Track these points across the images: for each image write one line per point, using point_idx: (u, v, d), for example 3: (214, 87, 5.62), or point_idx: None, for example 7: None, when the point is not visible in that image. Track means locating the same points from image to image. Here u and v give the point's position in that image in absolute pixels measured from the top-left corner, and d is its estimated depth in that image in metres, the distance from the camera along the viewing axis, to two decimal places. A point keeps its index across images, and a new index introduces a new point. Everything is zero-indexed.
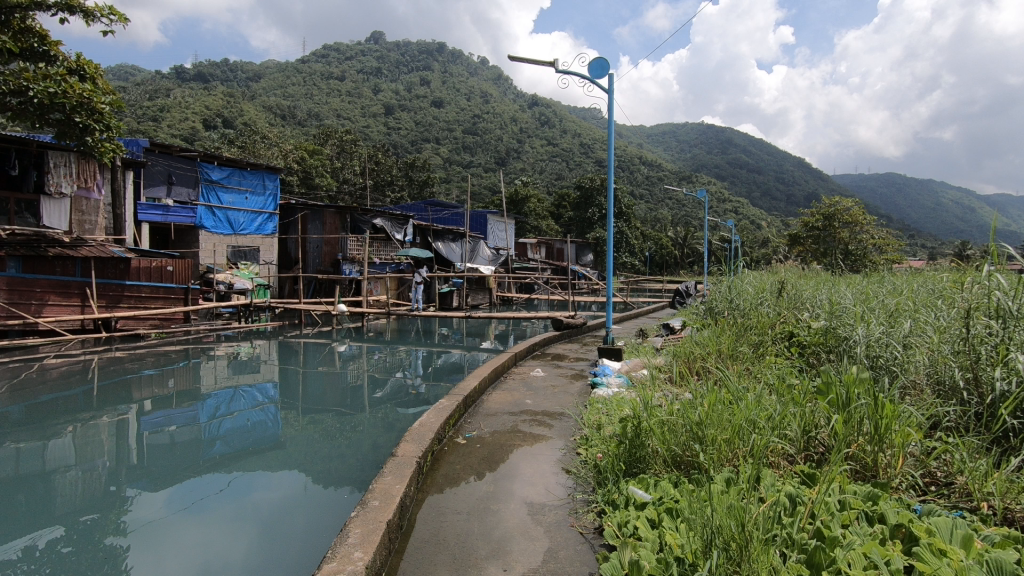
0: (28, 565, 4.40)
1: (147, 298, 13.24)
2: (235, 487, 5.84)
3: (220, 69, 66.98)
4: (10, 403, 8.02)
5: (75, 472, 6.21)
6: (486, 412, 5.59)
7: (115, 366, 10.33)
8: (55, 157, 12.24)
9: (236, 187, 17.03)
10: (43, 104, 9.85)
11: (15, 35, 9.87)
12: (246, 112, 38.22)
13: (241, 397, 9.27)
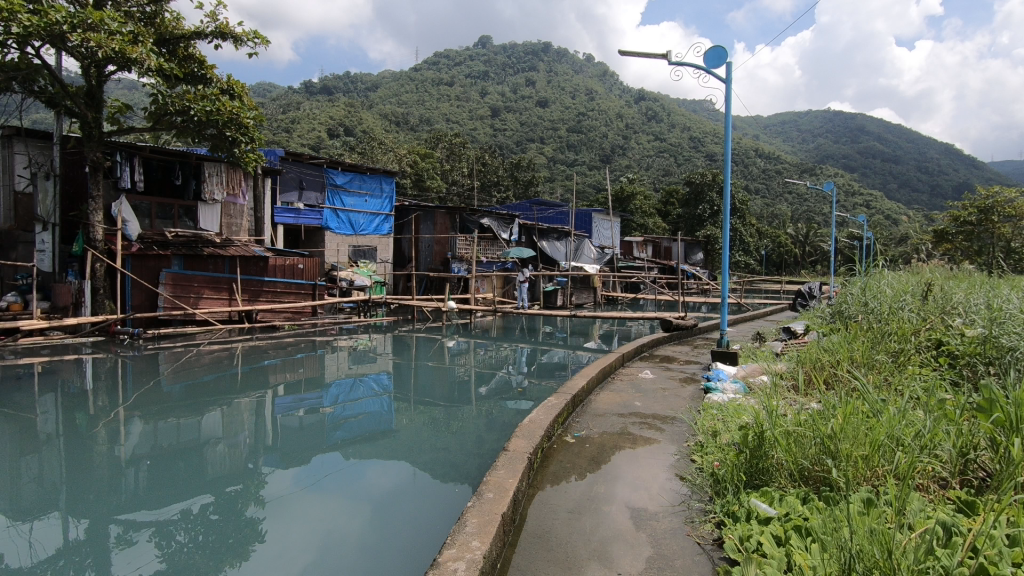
0: (188, 527, 5.03)
1: (281, 293, 14.63)
2: (355, 469, 6.29)
3: (342, 82, 72.42)
4: (173, 384, 9.23)
5: (223, 446, 7.02)
6: (594, 412, 5.54)
7: (256, 354, 11.53)
8: (210, 168, 13.90)
9: (357, 191, 18.30)
10: (201, 121, 11.23)
11: (180, 63, 11.37)
12: (365, 120, 40.92)
13: (359, 385, 9.97)
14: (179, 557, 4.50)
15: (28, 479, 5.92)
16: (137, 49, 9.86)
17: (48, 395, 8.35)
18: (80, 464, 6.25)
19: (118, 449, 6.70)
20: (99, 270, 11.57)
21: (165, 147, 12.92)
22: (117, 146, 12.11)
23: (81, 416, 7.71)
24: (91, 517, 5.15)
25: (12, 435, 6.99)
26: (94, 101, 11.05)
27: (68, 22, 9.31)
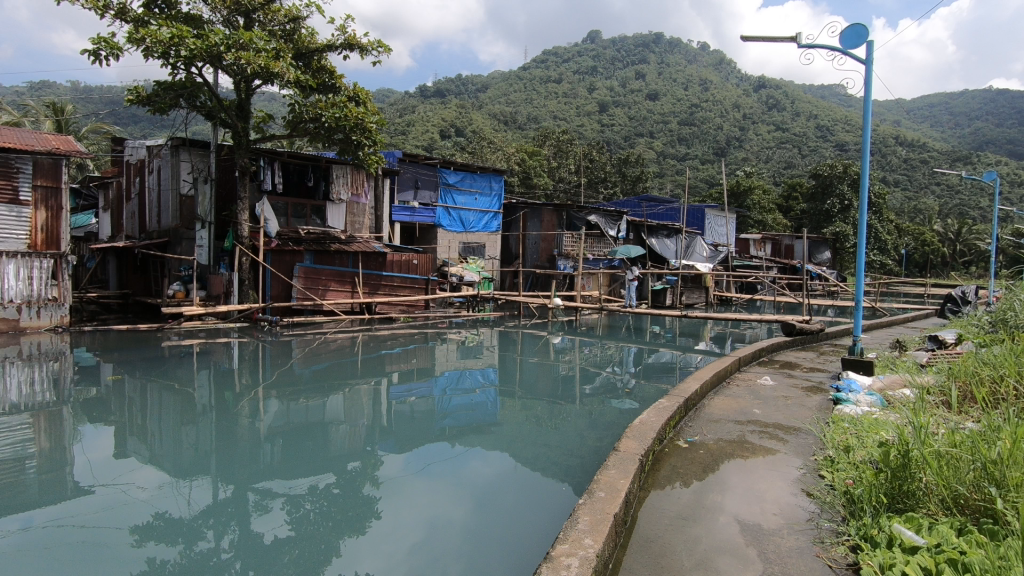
0: (314, 500, 5.52)
1: (397, 286, 15.52)
2: (461, 457, 6.53)
3: (454, 85, 75.23)
4: (304, 368, 10.15)
5: (344, 427, 7.58)
6: (708, 417, 5.30)
7: (374, 343, 12.34)
8: (337, 170, 15.08)
9: (467, 189, 18.91)
10: (331, 127, 12.20)
11: (314, 74, 12.39)
12: (474, 121, 42.06)
13: (466, 377, 10.33)
14: (307, 526, 4.95)
15: (187, 445, 6.80)
16: (278, 64, 10.91)
17: (204, 373, 9.51)
18: (227, 435, 7.06)
19: (258, 424, 7.49)
20: (244, 263, 12.98)
21: (300, 151, 14.20)
22: (261, 152, 13.50)
23: (229, 392, 8.71)
24: (236, 482, 5.81)
25: (175, 406, 8.06)
26: (243, 112, 12.37)
27: (225, 43, 10.50)
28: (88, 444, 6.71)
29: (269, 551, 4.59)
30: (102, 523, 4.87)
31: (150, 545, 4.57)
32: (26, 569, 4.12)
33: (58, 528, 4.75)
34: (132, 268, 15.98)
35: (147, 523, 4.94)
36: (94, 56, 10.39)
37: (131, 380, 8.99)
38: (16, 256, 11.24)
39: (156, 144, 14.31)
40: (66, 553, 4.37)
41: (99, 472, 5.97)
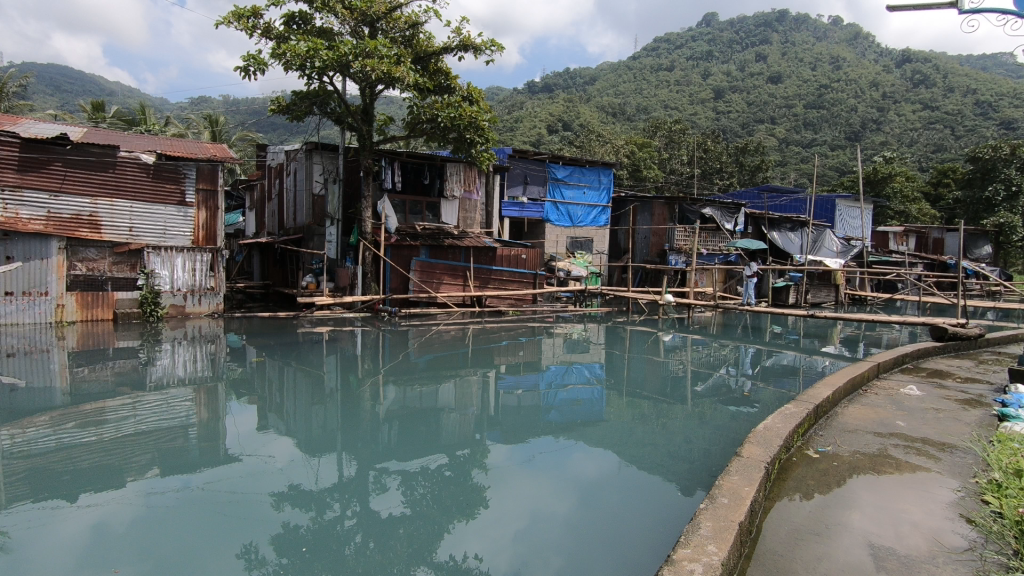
0: (427, 482, 5.82)
1: (506, 281, 15.86)
2: (566, 450, 6.55)
3: (562, 79, 75.18)
4: (420, 356, 10.71)
5: (455, 414, 7.90)
6: (842, 427, 4.87)
7: (484, 335, 12.72)
8: (451, 168, 15.68)
9: (576, 183, 18.82)
10: (446, 127, 12.71)
11: (431, 76, 12.95)
12: (582, 113, 41.73)
13: (573, 372, 10.32)
14: (420, 507, 5.24)
15: (317, 423, 7.45)
16: (399, 69, 11.55)
17: (331, 358, 10.36)
18: (351, 416, 7.65)
19: (378, 407, 8.03)
20: (367, 257, 13.92)
21: (418, 151, 14.95)
22: (383, 152, 14.38)
23: (353, 376, 9.41)
24: (358, 459, 6.27)
25: (307, 387, 8.86)
26: (368, 116, 13.23)
27: (353, 53, 11.30)
28: (237, 416, 7.58)
29: (387, 527, 4.92)
30: (247, 488, 5.50)
31: (286, 511, 5.08)
32: (188, 523, 4.76)
33: (212, 489, 5.43)
34: (272, 261, 17.76)
35: (284, 491, 5.49)
36: (244, 72, 11.62)
37: (270, 361, 10.01)
38: (182, 251, 12.97)
39: (293, 149, 15.74)
40: (219, 513, 4.97)
41: (244, 442, 6.72)
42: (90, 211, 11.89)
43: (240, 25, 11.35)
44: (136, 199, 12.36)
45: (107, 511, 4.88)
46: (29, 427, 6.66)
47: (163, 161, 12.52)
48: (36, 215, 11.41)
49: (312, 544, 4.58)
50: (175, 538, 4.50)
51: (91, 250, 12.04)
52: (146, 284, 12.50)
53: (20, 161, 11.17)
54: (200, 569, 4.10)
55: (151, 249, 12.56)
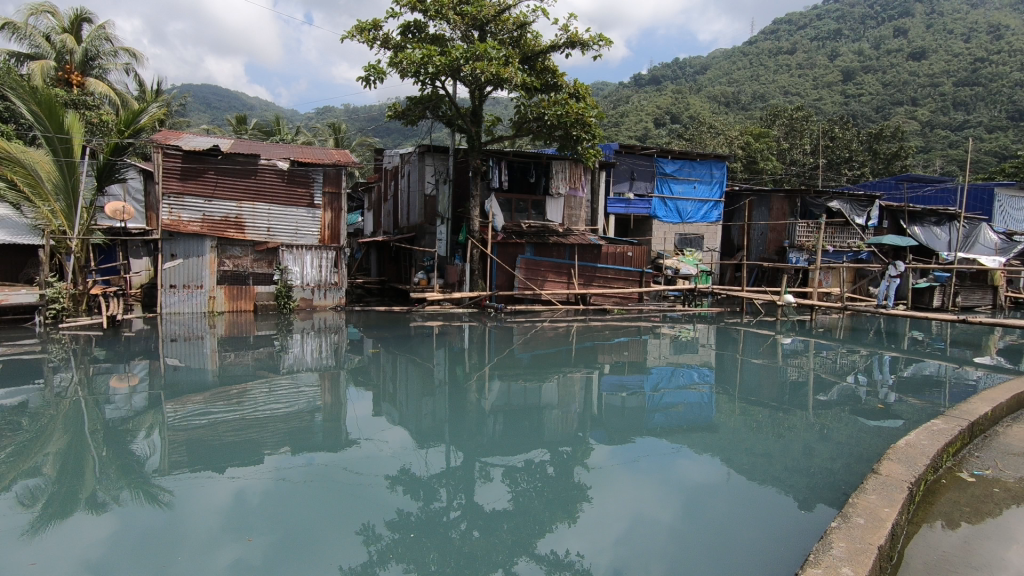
0: (529, 477, 5.89)
1: (612, 279, 15.65)
2: (672, 454, 6.34)
3: (671, 69, 72.62)
4: (525, 352, 10.88)
5: (558, 412, 7.92)
6: (1004, 448, 4.27)
7: (588, 333, 12.64)
8: (557, 166, 15.74)
9: (686, 178, 18.08)
10: (553, 125, 12.77)
11: (538, 75, 13.06)
12: (692, 104, 40.02)
13: (680, 374, 9.95)
14: (523, 500, 5.32)
15: (426, 414, 7.81)
16: (508, 70, 11.77)
17: (441, 351, 10.81)
18: (458, 408, 7.93)
19: (483, 401, 8.25)
20: (475, 255, 14.35)
21: (524, 150, 15.18)
22: (490, 153, 14.74)
23: (461, 370, 9.75)
24: (464, 450, 6.49)
25: (418, 378, 9.32)
26: (477, 118, 13.61)
27: (463, 56, 11.67)
28: (355, 403, 8.15)
29: (491, 517, 5.05)
30: (363, 470, 5.90)
31: (397, 494, 5.39)
32: (312, 499, 5.19)
33: (333, 469, 5.88)
34: (388, 259, 18.89)
35: (396, 475, 5.82)
36: (366, 81, 12.44)
37: (385, 353, 10.65)
38: (311, 249, 14.17)
39: (407, 152, 16.61)
40: (339, 491, 5.37)
41: (361, 428, 7.21)
42: (236, 214, 13.36)
43: (362, 38, 12.15)
44: (273, 202, 13.69)
45: (247, 482, 5.46)
46: (187, 404, 7.63)
47: (295, 167, 13.75)
48: (194, 218, 13.02)
49: (421, 528, 4.81)
50: (302, 511, 4.93)
51: (236, 248, 13.50)
52: (280, 279, 13.81)
53: (181, 171, 12.82)
54: (322, 542, 4.45)
55: (285, 248, 13.85)
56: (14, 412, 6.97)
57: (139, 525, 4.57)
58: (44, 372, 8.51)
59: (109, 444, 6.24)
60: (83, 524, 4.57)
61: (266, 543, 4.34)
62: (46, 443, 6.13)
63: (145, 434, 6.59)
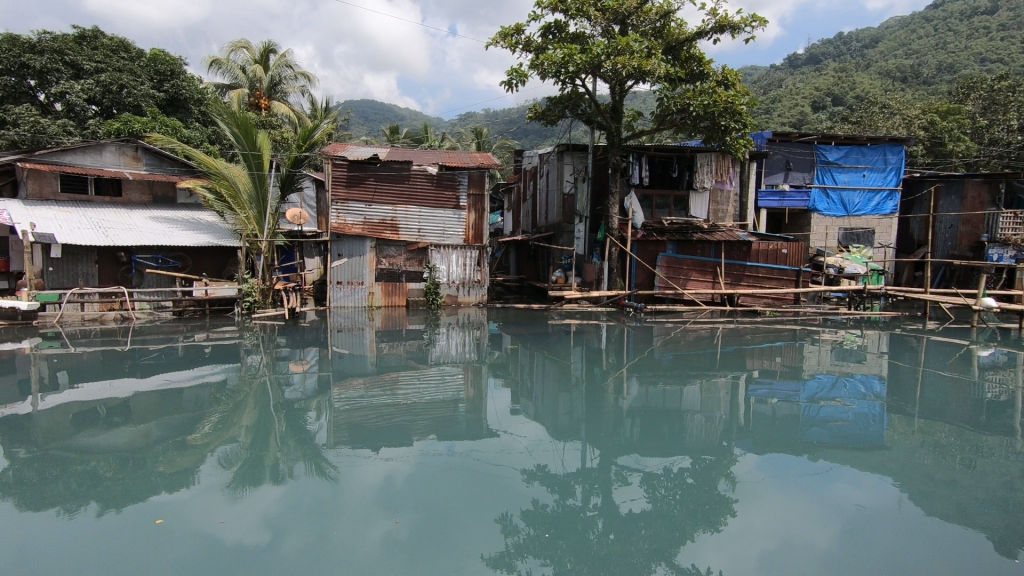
0: (669, 483, 5.65)
1: (763, 277, 14.53)
2: (832, 472, 5.72)
3: (833, 46, 65.41)
4: (665, 354, 10.48)
5: (701, 418, 7.49)
6: None
7: (736, 336, 11.83)
8: (702, 158, 15.00)
9: (853, 165, 16.18)
10: (699, 115, 12.17)
11: (683, 64, 12.56)
12: (860, 82, 35.63)
13: (844, 384, 8.92)
14: (662, 506, 5.14)
15: (563, 411, 7.85)
16: (650, 62, 11.42)
17: (578, 350, 10.81)
18: (595, 407, 7.87)
19: (621, 401, 8.10)
20: (614, 253, 14.16)
21: (666, 144, 14.65)
22: (631, 148, 14.41)
23: (599, 369, 9.66)
24: (601, 450, 6.42)
25: (555, 375, 9.40)
26: (617, 113, 13.38)
27: (605, 52, 11.58)
28: (495, 396, 8.45)
29: (628, 522, 4.93)
30: (501, 462, 6.09)
31: (534, 488, 5.49)
32: (454, 486, 5.46)
33: (473, 458, 6.15)
34: (526, 257, 19.33)
35: (533, 471, 5.92)
36: (508, 85, 12.81)
37: (523, 349, 10.91)
38: (456, 248, 14.98)
39: (546, 152, 16.83)
40: (479, 480, 5.61)
41: (501, 420, 7.46)
42: (391, 217, 14.54)
43: (506, 43, 12.53)
44: (424, 204, 14.69)
45: (397, 464, 5.92)
46: (350, 388, 8.48)
47: (443, 171, 14.63)
48: (357, 221, 14.37)
49: (557, 526, 4.84)
50: (445, 497, 5.20)
51: (392, 248, 14.68)
52: (429, 277, 14.77)
53: (346, 179, 14.22)
54: (464, 526, 4.68)
55: (434, 247, 14.80)
56: (219, 388, 8.24)
57: (310, 495, 5.14)
58: (240, 355, 9.97)
59: (287, 420, 7.12)
60: (267, 488, 5.24)
61: (412, 523, 4.64)
62: (240, 416, 7.16)
63: (315, 414, 7.42)
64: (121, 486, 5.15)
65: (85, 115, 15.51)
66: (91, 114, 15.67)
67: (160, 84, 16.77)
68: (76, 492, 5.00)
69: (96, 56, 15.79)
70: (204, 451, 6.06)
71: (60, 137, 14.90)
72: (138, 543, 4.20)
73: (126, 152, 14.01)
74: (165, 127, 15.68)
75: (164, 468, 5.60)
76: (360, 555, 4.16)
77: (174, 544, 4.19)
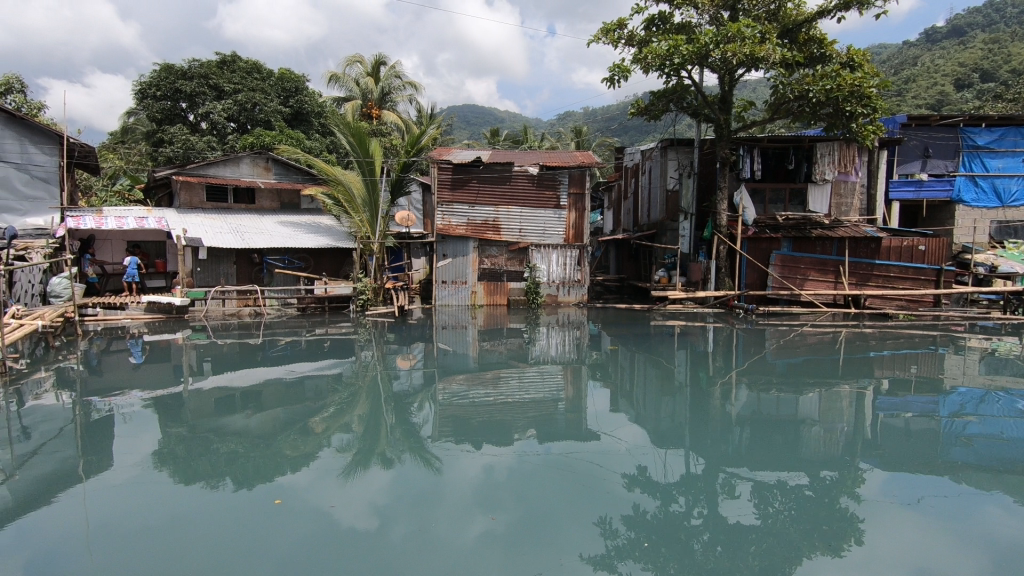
0: (782, 497, 5.27)
1: (894, 277, 13.19)
2: (980, 499, 5.04)
3: (982, 14, 57.62)
4: (779, 359, 9.81)
5: (820, 430, 6.90)
6: None
7: (861, 341, 10.79)
8: (822, 148, 13.89)
9: (1009, 149, 14.24)
10: (820, 101, 11.26)
11: (801, 47, 11.71)
12: (1018, 53, 31.04)
13: (996, 398, 7.82)
14: (776, 521, 4.80)
15: (666, 415, 7.58)
16: (764, 48, 10.74)
17: (682, 352, 10.41)
18: (700, 412, 7.52)
19: (729, 407, 7.68)
20: (722, 251, 13.48)
21: (781, 134, 13.71)
22: (741, 140, 13.62)
23: (705, 372, 9.23)
24: (706, 458, 6.12)
25: (658, 378, 9.11)
26: (726, 104, 12.70)
27: (714, 41, 11.06)
28: (594, 397, 8.36)
29: (737, 536, 4.64)
30: (600, 464, 6.01)
31: (634, 493, 5.35)
32: (552, 485, 5.46)
33: (571, 458, 6.12)
34: (628, 257, 18.93)
35: (633, 476, 5.77)
36: (610, 81, 12.60)
37: (624, 350, 10.69)
38: (556, 248, 15.03)
39: (648, 148, 16.36)
40: (577, 481, 5.58)
41: (600, 421, 7.35)
42: (494, 217, 14.86)
43: (608, 39, 12.35)
44: (526, 205, 14.87)
45: (497, 460, 6.03)
46: (453, 384, 8.78)
47: (544, 171, 14.73)
48: (461, 222, 14.83)
49: (659, 533, 4.68)
50: (542, 496, 5.22)
51: (493, 248, 15.00)
52: (530, 276, 14.93)
53: (451, 182, 14.73)
54: (563, 526, 4.67)
55: (534, 247, 14.94)
56: (336, 379, 8.89)
57: (415, 484, 5.38)
58: (355, 349, 10.67)
59: (395, 412, 7.52)
60: (377, 475, 5.57)
61: (510, 520, 4.70)
62: (354, 406, 7.66)
63: (421, 407, 7.76)
64: (254, 465, 5.71)
65: (225, 131, 17.35)
66: (231, 131, 17.53)
67: (287, 100, 18.40)
68: (217, 468, 5.61)
69: (234, 78, 17.62)
70: (322, 437, 6.56)
71: (205, 152, 16.79)
72: (266, 519, 4.61)
73: (259, 163, 15.41)
74: (290, 139, 17.23)
75: (288, 450, 6.13)
76: (461, 546, 4.27)
77: (295, 522, 4.55)
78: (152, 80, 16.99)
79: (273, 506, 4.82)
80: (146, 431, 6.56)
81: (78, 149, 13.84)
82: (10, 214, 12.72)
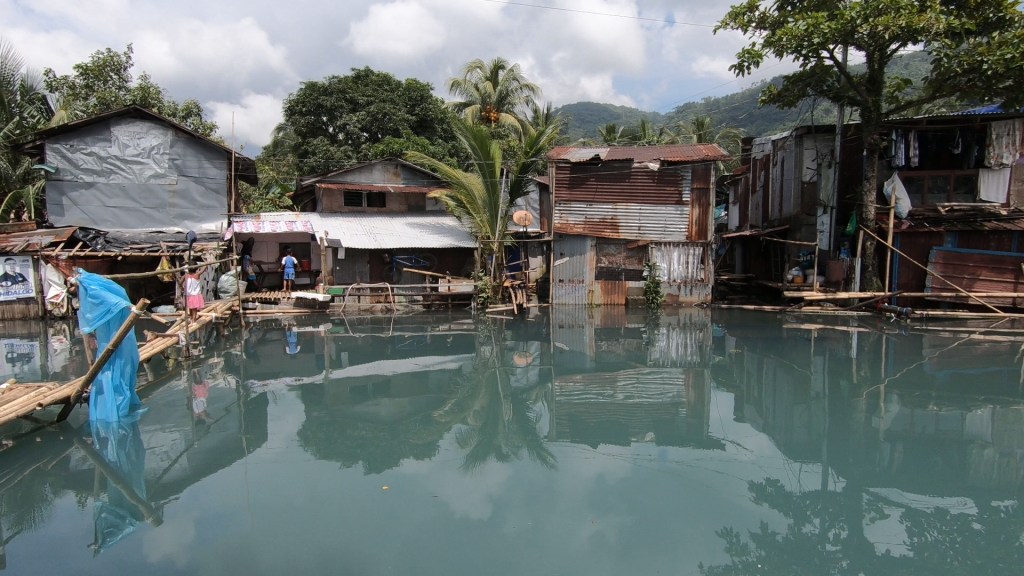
0: (942, 526, 4.63)
1: None
2: None
3: None
4: (940, 369, 8.69)
5: (992, 453, 5.96)
6: None
7: None
8: (998, 128, 12.01)
9: None
10: (997, 73, 9.78)
11: (971, 13, 10.22)
12: None
13: None
14: (934, 554, 4.25)
15: (800, 426, 6.98)
16: (925, 17, 9.56)
17: (820, 358, 9.55)
18: (841, 426, 6.83)
19: (875, 422, 6.90)
20: (868, 248, 12.17)
21: (944, 114, 12.09)
22: (893, 124, 12.21)
23: (846, 381, 8.40)
24: (848, 476, 5.55)
25: (791, 386, 8.43)
26: (875, 85, 11.45)
27: (862, 15, 9.99)
28: (718, 402, 7.93)
29: (884, 565, 4.16)
30: (724, 473, 5.69)
31: (763, 507, 4.99)
32: (671, 492, 5.27)
33: (690, 464, 5.88)
34: (756, 255, 17.75)
35: (762, 488, 5.39)
36: (739, 68, 11.87)
37: (751, 354, 10.04)
38: (678, 246, 14.49)
39: (781, 137, 15.17)
40: (698, 489, 5.32)
41: (725, 429, 6.95)
42: (612, 216, 14.64)
43: (737, 23, 11.64)
44: (645, 201, 14.51)
45: (613, 462, 5.94)
46: (570, 383, 8.80)
47: (666, 167, 14.28)
48: (579, 220, 14.79)
49: (791, 552, 4.35)
50: (659, 501, 5.07)
51: (612, 247, 14.76)
52: (649, 275, 14.55)
53: (569, 181, 14.72)
54: (683, 536, 4.49)
55: (654, 245, 14.53)
56: (458, 373, 9.28)
57: (530, 480, 5.46)
58: (476, 346, 11.05)
59: (513, 408, 7.68)
60: (494, 468, 5.73)
61: (625, 524, 4.61)
62: (475, 401, 7.94)
63: (537, 404, 7.86)
64: (383, 451, 6.13)
65: (359, 140, 18.80)
66: (364, 140, 18.97)
67: (413, 109, 19.63)
68: (352, 451, 6.13)
69: (367, 91, 19.06)
70: (444, 428, 6.87)
71: (343, 160, 18.31)
72: (386, 503, 4.94)
73: (389, 169, 16.53)
74: (416, 145, 18.28)
75: (413, 439, 6.51)
76: (574, 546, 4.28)
77: (412, 508, 4.82)
78: (298, 98, 18.86)
79: (389, 491, 5.14)
80: (294, 413, 7.32)
81: (242, 163, 15.72)
82: (189, 220, 14.88)
